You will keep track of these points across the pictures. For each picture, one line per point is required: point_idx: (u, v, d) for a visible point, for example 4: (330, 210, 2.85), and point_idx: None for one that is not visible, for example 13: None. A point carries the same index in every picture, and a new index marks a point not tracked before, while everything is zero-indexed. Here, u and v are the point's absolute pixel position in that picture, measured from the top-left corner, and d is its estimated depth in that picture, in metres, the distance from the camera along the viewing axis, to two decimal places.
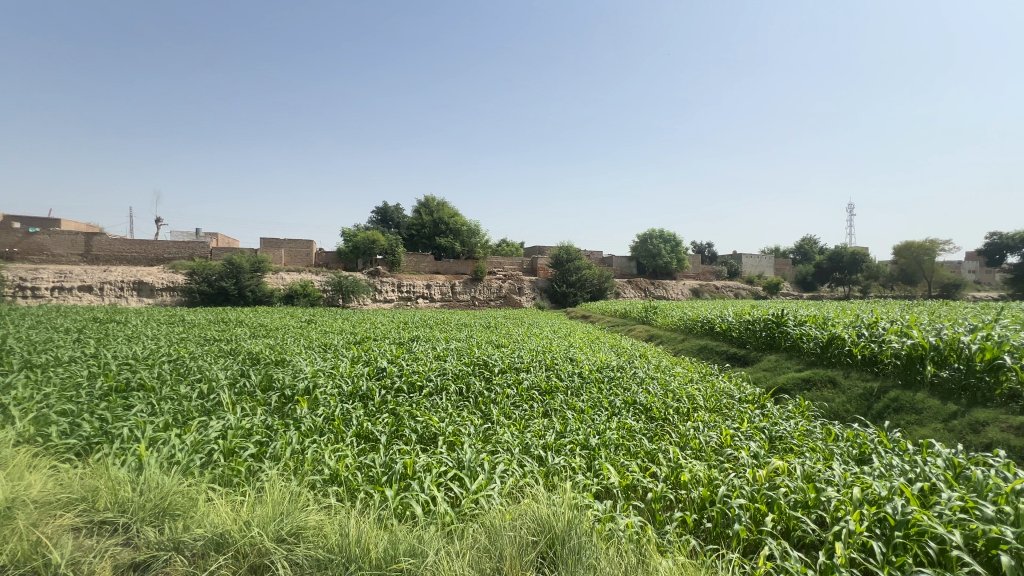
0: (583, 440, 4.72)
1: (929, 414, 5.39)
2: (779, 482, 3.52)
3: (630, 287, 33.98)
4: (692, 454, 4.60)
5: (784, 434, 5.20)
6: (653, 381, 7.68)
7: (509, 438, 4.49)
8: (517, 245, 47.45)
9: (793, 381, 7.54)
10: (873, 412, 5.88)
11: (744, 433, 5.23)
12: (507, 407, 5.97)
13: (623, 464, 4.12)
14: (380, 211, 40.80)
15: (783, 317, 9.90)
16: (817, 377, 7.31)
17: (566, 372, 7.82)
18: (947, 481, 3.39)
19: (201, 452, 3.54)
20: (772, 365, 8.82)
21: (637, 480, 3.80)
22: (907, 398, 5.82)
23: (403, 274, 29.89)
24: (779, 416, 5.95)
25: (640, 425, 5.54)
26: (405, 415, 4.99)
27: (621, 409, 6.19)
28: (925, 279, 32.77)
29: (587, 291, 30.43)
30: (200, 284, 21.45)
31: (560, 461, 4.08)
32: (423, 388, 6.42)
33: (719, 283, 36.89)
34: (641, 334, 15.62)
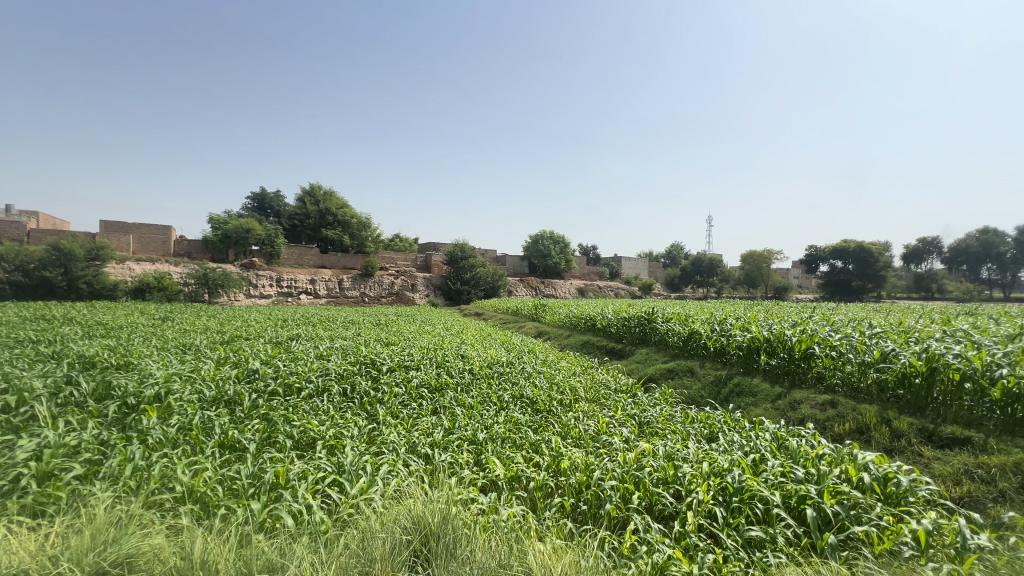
0: (471, 435, 4.76)
1: (762, 395, 6.40)
2: (645, 463, 3.91)
3: (522, 286, 35.16)
4: (572, 442, 4.90)
5: (650, 419, 5.79)
6: (540, 375, 8.04)
7: (395, 438, 4.36)
8: (410, 241, 46.30)
9: (660, 371, 8.42)
10: (721, 396, 6.82)
11: (618, 420, 5.72)
12: (395, 406, 5.79)
13: (508, 457, 4.24)
14: (256, 196, 36.89)
15: (653, 314, 11.02)
16: (678, 367, 8.26)
17: (457, 369, 7.83)
18: (772, 450, 4.05)
19: (2, 479, 2.86)
20: (643, 358, 9.77)
21: (521, 471, 3.94)
22: (746, 382, 6.85)
23: (283, 267, 27.42)
24: (648, 403, 6.62)
25: (526, 417, 5.75)
26: (279, 420, 4.57)
27: (508, 403, 6.37)
28: (764, 283, 38.71)
29: (480, 289, 30.76)
30: (10, 273, 17.42)
31: (447, 458, 4.07)
32: (302, 390, 5.95)
33: (602, 283, 39.80)
34: (531, 330, 16.27)
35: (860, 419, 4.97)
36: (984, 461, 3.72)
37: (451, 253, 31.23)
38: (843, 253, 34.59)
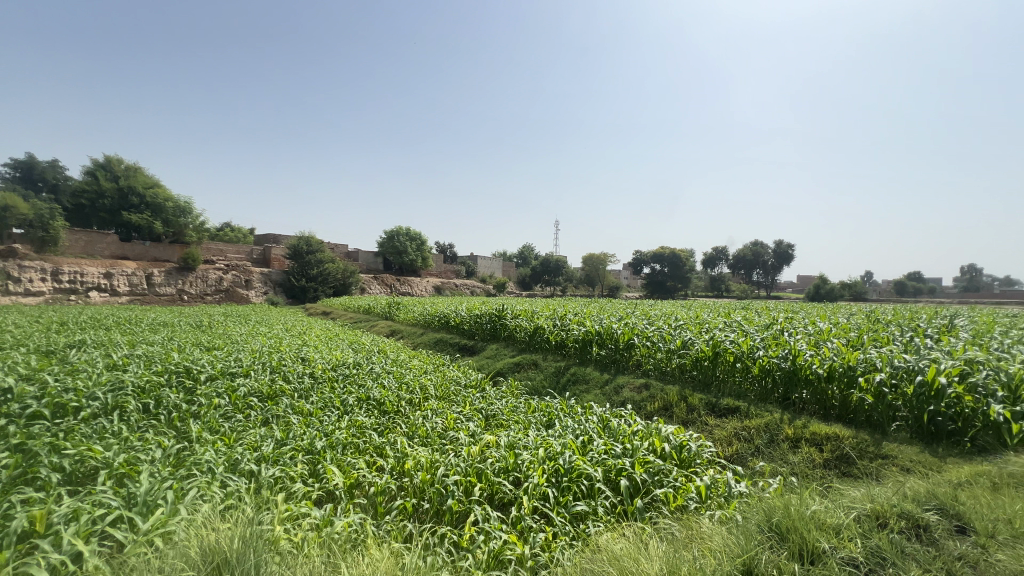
0: (308, 444, 4.35)
1: (593, 382, 7.16)
2: (488, 454, 4.04)
3: (375, 283, 33.60)
4: (419, 442, 4.83)
5: (496, 411, 6.02)
6: (389, 375, 7.76)
7: (211, 456, 3.75)
8: (242, 231, 40.76)
9: (508, 365, 8.84)
10: (560, 385, 7.44)
11: (465, 415, 5.81)
12: (214, 419, 5.00)
13: (349, 463, 3.99)
14: (19, 164, 28.60)
15: (503, 311, 11.52)
16: (524, 361, 8.77)
17: (294, 373, 7.10)
18: (597, 431, 4.55)
19: None
20: (493, 353, 10.13)
21: (362, 477, 3.74)
22: (581, 372, 7.59)
23: (62, 256, 21.71)
24: (495, 396, 6.87)
25: (372, 420, 5.48)
26: (42, 450, 3.57)
27: (353, 407, 5.99)
28: (600, 283, 43.40)
29: (329, 287, 28.42)
30: None
31: (277, 472, 3.65)
32: (82, 409, 4.75)
33: (458, 281, 40.21)
34: (383, 329, 15.66)
35: (666, 398, 5.89)
36: (747, 424, 4.70)
37: (294, 246, 28.45)
38: (661, 257, 40.20)
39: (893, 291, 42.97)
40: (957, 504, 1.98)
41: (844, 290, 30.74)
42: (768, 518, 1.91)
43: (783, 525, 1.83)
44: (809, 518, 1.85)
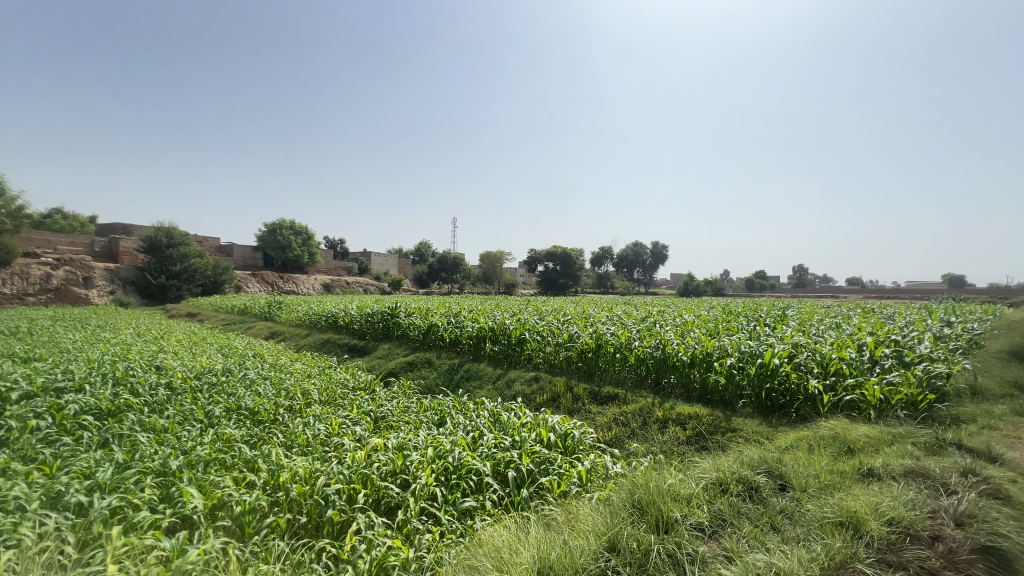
0: (159, 465, 3.75)
1: (486, 378, 7.23)
2: (375, 458, 3.84)
3: (252, 280, 30.36)
4: (298, 452, 4.43)
5: (386, 413, 5.78)
6: (265, 381, 7.04)
7: (21, 491, 3.04)
8: (76, 219, 34.15)
9: (400, 365, 8.56)
10: (453, 382, 7.39)
11: (352, 419, 5.48)
12: (29, 445, 4.08)
13: (211, 482, 3.52)
14: None
15: (396, 309, 11.12)
16: (417, 360, 8.56)
17: (145, 384, 6.10)
18: (489, 427, 4.58)
19: None
20: (385, 353, 9.73)
21: (227, 496, 3.32)
22: (475, 368, 7.62)
23: None
24: (386, 398, 6.59)
25: (243, 432, 4.92)
26: None
27: (220, 419, 5.32)
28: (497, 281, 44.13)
29: (196, 284, 24.98)
30: None
31: (115, 501, 3.08)
32: None
33: (349, 279, 38.04)
34: (261, 331, 14.21)
35: (553, 389, 6.15)
36: (624, 410, 5.09)
37: (151, 238, 24.57)
38: (553, 255, 42.05)
39: (743, 287, 50.14)
40: (780, 467, 2.32)
41: (706, 286, 35.17)
42: (631, 495, 2.05)
43: (642, 500, 1.97)
44: (668, 491, 2.03)
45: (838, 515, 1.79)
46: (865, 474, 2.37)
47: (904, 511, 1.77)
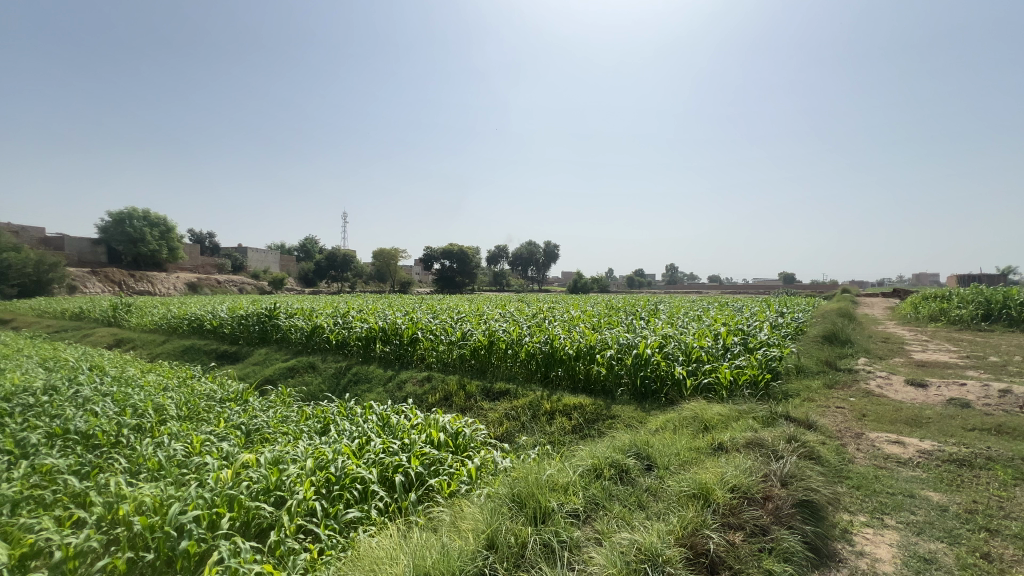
0: None
1: (376, 380, 6.91)
2: (243, 477, 3.42)
3: (92, 279, 25.54)
4: (146, 478, 3.80)
5: (260, 425, 5.21)
6: (105, 398, 5.93)
7: None
8: None
9: (279, 371, 7.82)
10: (340, 387, 6.95)
11: (217, 435, 4.85)
12: None
13: (19, 526, 2.84)
14: None
15: (274, 310, 10.14)
16: (299, 365, 7.89)
17: None
18: (377, 432, 4.36)
19: None
20: (261, 359, 8.82)
21: (42, 541, 2.70)
22: (364, 371, 7.25)
23: None
24: (260, 408, 5.96)
25: (70, 461, 4.07)
26: None
27: (38, 447, 4.35)
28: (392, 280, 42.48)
29: (11, 284, 20.32)
30: None
31: None
32: None
33: (220, 277, 33.89)
34: (103, 339, 12.01)
35: (446, 388, 6.09)
36: (515, 405, 5.22)
37: None
38: (450, 253, 41.76)
39: (625, 284, 54.52)
40: (647, 448, 2.54)
41: (592, 283, 37.69)
42: (511, 490, 2.07)
43: (520, 494, 2.01)
44: (548, 482, 2.09)
45: (692, 488, 2.00)
46: (716, 449, 2.69)
47: (743, 478, 2.03)
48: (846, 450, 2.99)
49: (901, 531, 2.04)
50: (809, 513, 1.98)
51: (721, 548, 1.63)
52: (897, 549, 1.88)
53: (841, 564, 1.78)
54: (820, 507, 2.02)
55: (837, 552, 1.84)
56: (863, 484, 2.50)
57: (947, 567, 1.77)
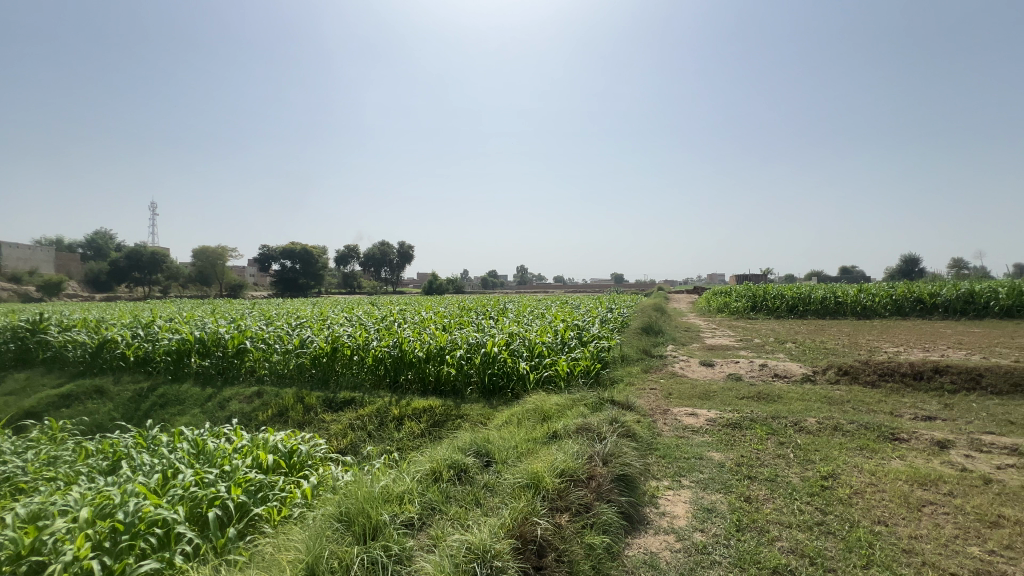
0: None
1: (190, 401, 5.84)
2: None
3: None
4: None
5: (12, 472, 3.97)
6: None
7: None
8: None
9: (46, 401, 6.09)
10: (139, 413, 5.69)
11: None
12: None
13: None
14: None
15: (41, 322, 7.89)
16: (79, 390, 6.26)
17: None
18: (188, 462, 3.66)
19: None
20: (18, 386, 6.77)
21: None
22: (173, 391, 6.07)
23: None
24: (13, 450, 4.55)
25: None
26: None
27: None
28: (219, 283, 36.24)
29: None
30: None
31: None
32: None
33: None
34: None
35: (280, 403, 5.45)
36: (360, 413, 4.91)
37: None
38: (291, 253, 37.89)
39: (480, 284, 55.85)
40: (487, 445, 2.61)
41: (448, 284, 37.88)
42: (338, 510, 1.92)
43: (348, 511, 1.86)
44: (380, 494, 1.99)
45: (525, 479, 2.09)
46: (551, 437, 2.89)
47: (570, 462, 2.20)
48: (656, 425, 3.49)
49: (692, 488, 2.44)
50: (624, 486, 2.24)
51: (547, 532, 1.75)
52: (689, 505, 2.25)
53: (648, 526, 2.04)
54: (634, 478, 2.31)
55: (646, 516, 2.12)
56: (667, 453, 2.93)
57: (723, 512, 2.16)
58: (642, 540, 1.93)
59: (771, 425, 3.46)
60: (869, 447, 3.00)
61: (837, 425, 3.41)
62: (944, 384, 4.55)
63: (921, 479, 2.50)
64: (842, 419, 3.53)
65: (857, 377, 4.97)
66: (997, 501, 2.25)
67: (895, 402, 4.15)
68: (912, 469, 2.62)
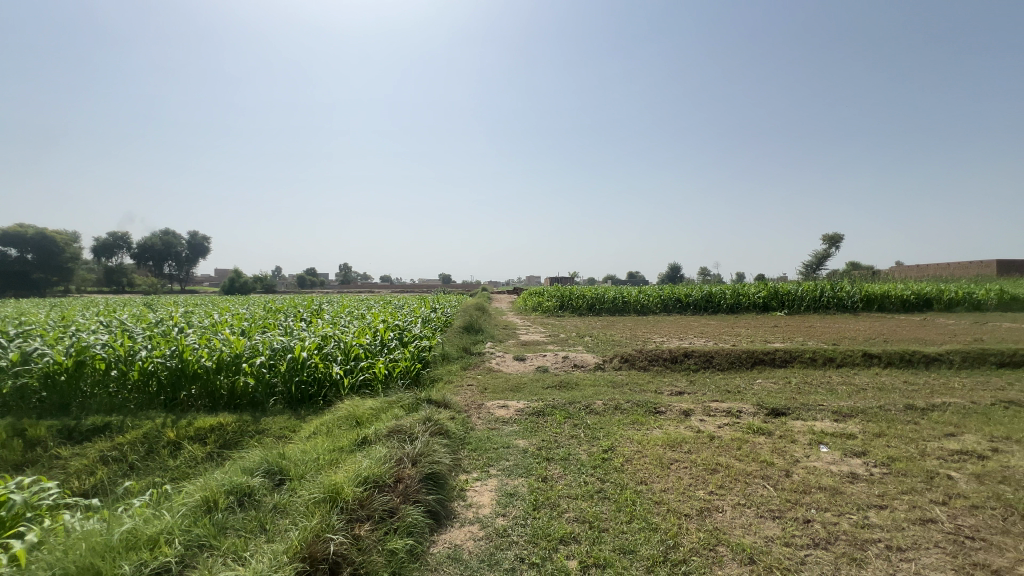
0: None
1: None
2: None
3: None
4: None
5: None
6: None
7: None
8: None
9: None
10: None
11: None
12: None
13: None
14: None
15: None
16: None
17: None
18: None
19: None
20: None
21: None
22: None
23: None
24: None
25: None
26: None
27: None
28: None
29: None
30: None
31: None
32: None
33: None
34: None
35: None
36: (118, 441, 3.88)
37: None
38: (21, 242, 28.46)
39: (294, 285, 50.29)
40: (281, 462, 2.36)
41: (256, 283, 33.28)
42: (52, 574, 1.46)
43: (67, 572, 1.44)
44: (119, 544, 1.61)
45: (321, 493, 1.93)
46: (361, 444, 2.74)
47: (376, 468, 2.11)
48: (470, 420, 3.62)
49: (498, 476, 2.59)
50: (433, 484, 2.26)
51: (341, 547, 1.65)
52: (494, 492, 2.38)
53: (454, 521, 2.08)
54: (442, 475, 2.34)
55: (454, 511, 2.16)
56: (478, 445, 3.06)
57: (522, 495, 2.34)
58: (447, 535, 1.96)
59: (567, 410, 3.91)
60: (638, 421, 3.63)
61: (617, 405, 4.04)
62: (690, 365, 5.80)
63: (671, 442, 3.12)
64: (621, 400, 4.21)
65: (634, 364, 5.99)
66: (717, 452, 2.95)
67: (658, 382, 5.14)
68: (665, 435, 3.25)
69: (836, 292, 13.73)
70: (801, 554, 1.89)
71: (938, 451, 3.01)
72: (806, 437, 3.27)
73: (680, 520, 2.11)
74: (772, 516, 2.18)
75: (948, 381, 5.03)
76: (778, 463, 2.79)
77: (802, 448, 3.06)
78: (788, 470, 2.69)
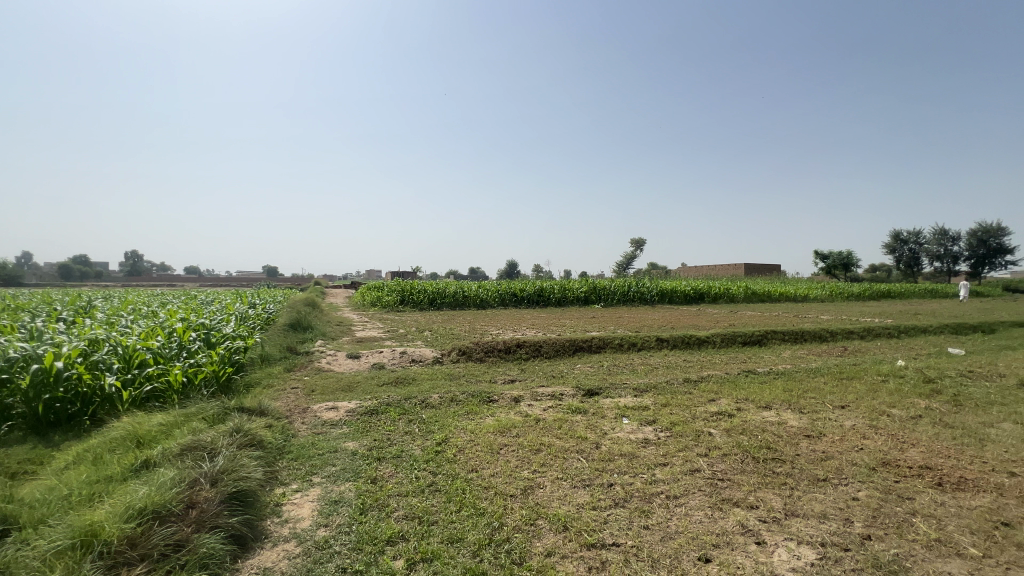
0: None
1: None
2: None
3: None
4: None
5: None
6: None
7: None
8: None
9: None
10: None
11: None
12: None
13: None
14: None
15: None
16: None
17: None
18: None
19: None
20: None
21: None
22: None
23: None
24: None
25: None
26: None
27: None
28: None
29: None
30: None
31: None
32: None
33: None
34: None
35: None
36: None
37: None
38: None
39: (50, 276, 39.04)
40: (7, 508, 1.79)
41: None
42: None
43: None
44: None
45: (67, 539, 1.54)
46: (141, 469, 2.24)
47: (156, 496, 1.75)
48: (291, 427, 3.27)
49: (322, 484, 2.38)
50: (239, 504, 1.97)
51: None
52: (316, 502, 2.18)
53: (264, 542, 1.84)
54: (252, 492, 2.06)
55: (264, 530, 1.91)
56: (301, 453, 2.78)
57: (348, 500, 2.20)
58: (255, 559, 1.73)
59: (402, 406, 3.81)
60: (472, 411, 3.73)
61: (453, 397, 4.09)
62: (522, 355, 6.20)
63: (501, 428, 3.28)
64: (457, 392, 4.28)
65: (471, 356, 6.16)
66: (541, 433, 3.20)
67: (492, 372, 5.36)
68: (496, 422, 3.41)
69: (639, 287, 16.20)
70: (604, 515, 2.16)
71: (704, 414, 3.77)
72: (612, 412, 3.77)
73: (506, 501, 2.23)
74: (583, 484, 2.45)
75: (712, 358, 6.36)
76: (590, 437, 3.15)
77: (609, 422, 3.52)
78: (598, 443, 3.06)
